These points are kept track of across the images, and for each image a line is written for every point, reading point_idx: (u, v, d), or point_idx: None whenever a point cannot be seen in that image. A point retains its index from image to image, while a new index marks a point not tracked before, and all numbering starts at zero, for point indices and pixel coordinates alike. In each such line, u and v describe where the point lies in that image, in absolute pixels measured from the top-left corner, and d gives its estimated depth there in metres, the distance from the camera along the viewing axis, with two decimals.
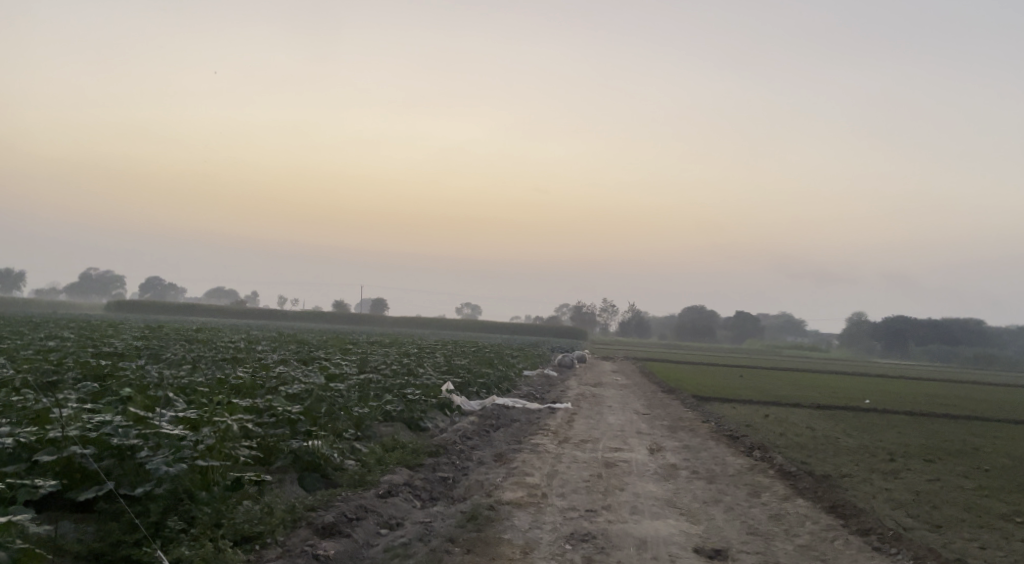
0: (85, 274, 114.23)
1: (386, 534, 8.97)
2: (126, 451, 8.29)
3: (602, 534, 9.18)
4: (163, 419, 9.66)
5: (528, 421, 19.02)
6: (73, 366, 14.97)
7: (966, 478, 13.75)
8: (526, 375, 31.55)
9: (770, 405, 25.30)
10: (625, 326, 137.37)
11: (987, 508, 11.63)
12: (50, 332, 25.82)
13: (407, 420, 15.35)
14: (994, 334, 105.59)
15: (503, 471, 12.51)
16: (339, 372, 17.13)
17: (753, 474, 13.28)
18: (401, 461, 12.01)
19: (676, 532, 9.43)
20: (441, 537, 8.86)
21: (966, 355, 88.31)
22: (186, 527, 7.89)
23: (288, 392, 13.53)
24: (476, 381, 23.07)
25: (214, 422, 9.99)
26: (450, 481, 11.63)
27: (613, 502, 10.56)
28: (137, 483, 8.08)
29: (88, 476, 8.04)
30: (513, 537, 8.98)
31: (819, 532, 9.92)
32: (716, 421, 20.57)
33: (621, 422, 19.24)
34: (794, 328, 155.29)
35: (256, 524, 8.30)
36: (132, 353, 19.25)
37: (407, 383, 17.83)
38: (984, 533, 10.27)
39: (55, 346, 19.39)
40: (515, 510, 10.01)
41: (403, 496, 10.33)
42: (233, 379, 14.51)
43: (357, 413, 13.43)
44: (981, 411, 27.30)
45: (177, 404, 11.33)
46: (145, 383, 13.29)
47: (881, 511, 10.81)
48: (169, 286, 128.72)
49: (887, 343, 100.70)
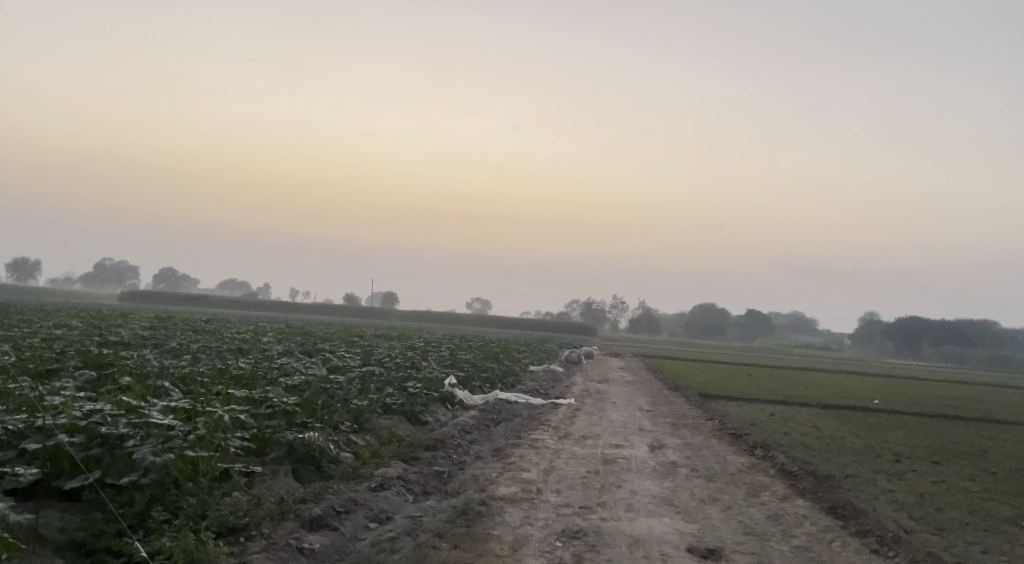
0: (99, 265, 115.76)
1: (374, 528, 8.87)
2: (114, 441, 8.24)
3: (594, 531, 9.06)
4: (154, 409, 9.59)
5: (530, 416, 18.90)
6: (74, 355, 14.93)
7: (971, 480, 13.57)
8: (532, 370, 31.41)
9: (777, 404, 25.11)
10: (635, 323, 136.74)
11: (992, 511, 11.43)
12: (59, 321, 25.98)
13: (407, 413, 15.26)
14: (1008, 336, 104.69)
15: (500, 466, 12.39)
16: (342, 364, 17.03)
17: (754, 473, 13.12)
18: (398, 454, 11.92)
19: (670, 530, 9.30)
20: (429, 532, 8.75)
21: (979, 356, 87.68)
22: (170, 518, 7.80)
23: (287, 383, 13.42)
24: (480, 375, 22.94)
25: (208, 413, 9.91)
26: (444, 476, 11.51)
27: (608, 499, 10.45)
28: (124, 473, 8.01)
29: (75, 464, 7.98)
30: (502, 533, 8.87)
31: (817, 533, 9.76)
32: (720, 419, 20.37)
33: (624, 420, 19.08)
34: (806, 328, 154.74)
35: (242, 516, 8.24)
36: (138, 342, 19.31)
37: (409, 376, 17.81)
38: (988, 537, 10.08)
39: (61, 334, 19.46)
40: (507, 506, 9.90)
41: (395, 489, 10.23)
42: (234, 370, 14.45)
43: (356, 406, 13.34)
44: (992, 413, 27.01)
45: (173, 394, 11.26)
46: (144, 373, 13.23)
47: (881, 513, 10.64)
48: (182, 277, 130.05)
49: (899, 344, 100.14)
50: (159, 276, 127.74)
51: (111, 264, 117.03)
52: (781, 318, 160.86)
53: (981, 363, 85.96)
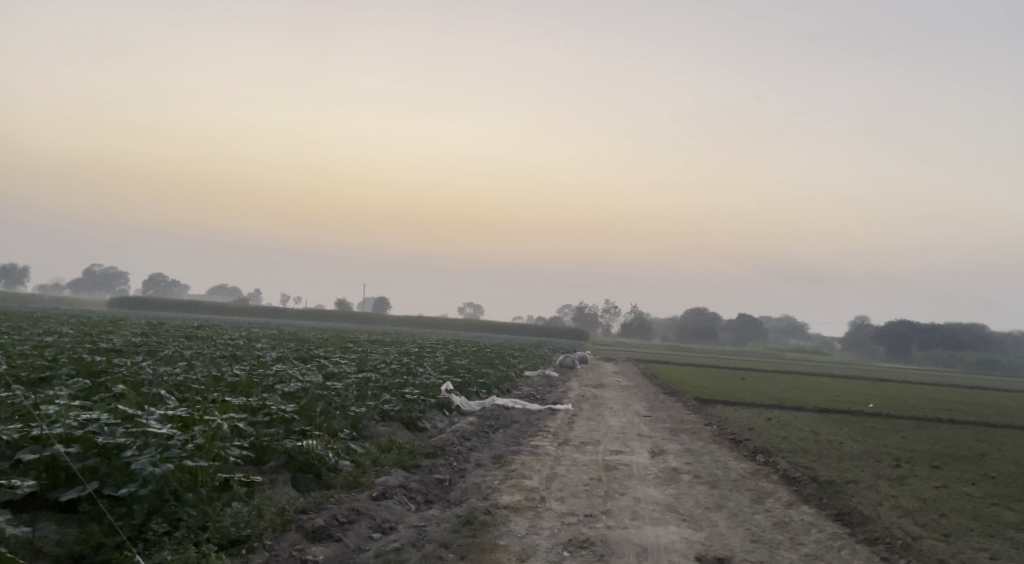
0: (89, 269, 115.27)
1: (378, 538, 8.72)
2: (111, 451, 8.07)
3: (601, 540, 8.93)
4: (151, 418, 9.41)
5: (528, 422, 18.76)
6: (67, 362, 14.68)
7: (973, 485, 13.46)
8: (527, 375, 31.26)
9: (774, 409, 25.00)
10: (627, 328, 136.57)
11: (997, 517, 11.34)
12: (50, 327, 25.68)
13: (405, 420, 15.09)
14: (998, 340, 104.96)
15: (501, 474, 12.24)
16: (337, 371, 16.83)
17: (757, 479, 13.00)
18: (397, 461, 11.75)
19: (677, 539, 9.18)
20: (434, 543, 8.60)
21: (969, 359, 87.95)
22: (171, 530, 7.65)
23: (284, 390, 13.25)
24: (476, 381, 22.75)
25: (205, 421, 9.73)
26: (446, 484, 11.37)
27: (613, 507, 10.31)
28: (122, 483, 7.84)
29: (73, 475, 7.82)
30: (509, 543, 8.73)
31: (825, 541, 9.65)
32: (718, 424, 20.26)
33: (622, 425, 18.95)
34: (796, 332, 155.13)
35: (243, 527, 8.05)
36: (130, 349, 19.02)
37: (406, 382, 17.58)
38: (995, 543, 10.00)
39: (52, 342, 19.18)
40: (511, 515, 9.76)
41: (397, 498, 10.07)
42: (229, 377, 14.26)
43: (353, 413, 13.17)
44: (986, 416, 26.99)
45: (169, 402, 11.06)
46: (138, 381, 13.01)
47: (888, 519, 10.55)
48: (173, 282, 129.84)
49: (889, 347, 100.39)
50: (149, 281, 127.44)
51: (100, 269, 116.47)
52: (772, 322, 161.18)
53: (970, 366, 86.27)
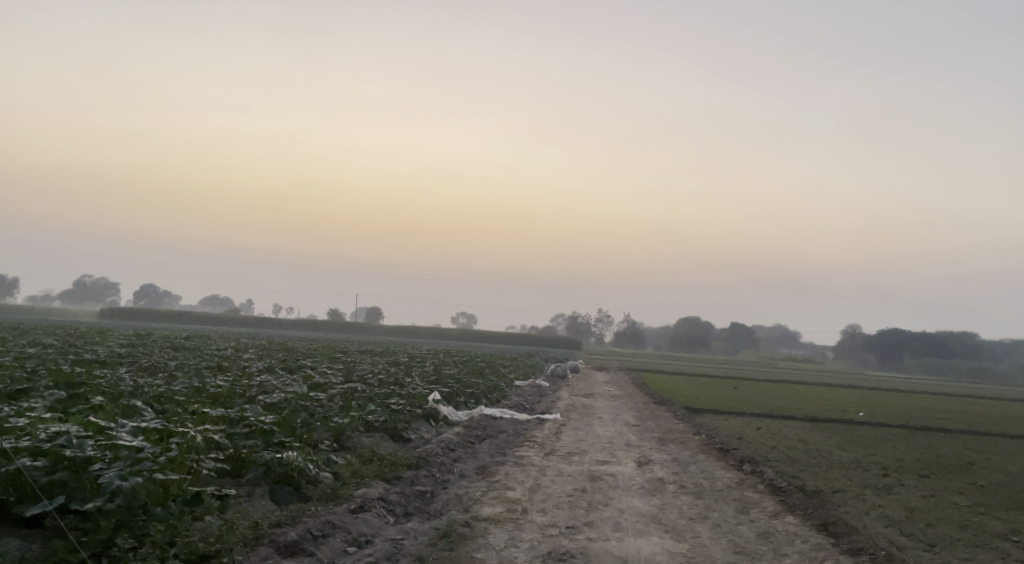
0: (80, 280, 114.80)
1: (352, 552, 8.55)
2: (81, 464, 7.88)
3: (581, 553, 8.79)
4: (125, 430, 9.24)
5: (515, 432, 18.63)
6: (45, 374, 14.43)
7: (961, 495, 13.34)
8: (517, 385, 31.06)
9: (764, 417, 24.91)
10: (620, 337, 136.54)
11: (983, 526, 11.23)
12: (35, 339, 25.32)
13: (390, 431, 14.92)
14: (988, 348, 105.28)
15: (484, 485, 12.09)
16: (323, 381, 16.62)
17: (742, 489, 12.85)
18: (379, 473, 11.56)
19: (658, 551, 9.05)
20: (410, 556, 8.45)
21: (961, 368, 88.03)
22: (136, 546, 7.46)
23: (266, 401, 13.06)
24: (464, 391, 22.60)
25: (180, 433, 9.54)
26: (427, 496, 11.20)
27: (595, 519, 10.16)
28: (89, 498, 7.69)
29: (37, 491, 7.64)
30: (485, 556, 8.59)
31: (808, 552, 9.52)
32: (707, 433, 20.13)
33: (610, 434, 18.77)
34: (789, 340, 155.31)
35: (213, 542, 7.85)
36: (113, 360, 18.73)
37: (392, 393, 17.35)
38: (980, 552, 9.87)
39: (34, 353, 18.96)
40: (491, 527, 9.61)
41: (376, 511, 9.93)
42: (211, 388, 14.07)
43: (336, 424, 13.00)
44: (976, 424, 26.93)
45: (145, 413, 10.88)
46: (117, 393, 12.79)
47: (873, 529, 10.42)
48: (164, 294, 129.56)
49: (881, 355, 100.56)
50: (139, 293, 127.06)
51: (91, 281, 115.82)
52: (764, 331, 161.40)
53: (961, 374, 86.63)
